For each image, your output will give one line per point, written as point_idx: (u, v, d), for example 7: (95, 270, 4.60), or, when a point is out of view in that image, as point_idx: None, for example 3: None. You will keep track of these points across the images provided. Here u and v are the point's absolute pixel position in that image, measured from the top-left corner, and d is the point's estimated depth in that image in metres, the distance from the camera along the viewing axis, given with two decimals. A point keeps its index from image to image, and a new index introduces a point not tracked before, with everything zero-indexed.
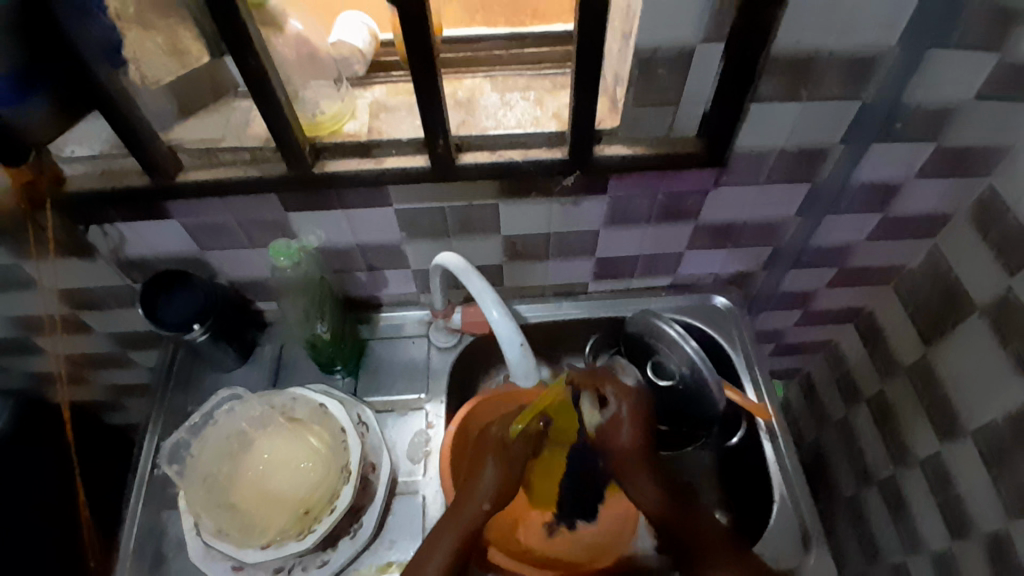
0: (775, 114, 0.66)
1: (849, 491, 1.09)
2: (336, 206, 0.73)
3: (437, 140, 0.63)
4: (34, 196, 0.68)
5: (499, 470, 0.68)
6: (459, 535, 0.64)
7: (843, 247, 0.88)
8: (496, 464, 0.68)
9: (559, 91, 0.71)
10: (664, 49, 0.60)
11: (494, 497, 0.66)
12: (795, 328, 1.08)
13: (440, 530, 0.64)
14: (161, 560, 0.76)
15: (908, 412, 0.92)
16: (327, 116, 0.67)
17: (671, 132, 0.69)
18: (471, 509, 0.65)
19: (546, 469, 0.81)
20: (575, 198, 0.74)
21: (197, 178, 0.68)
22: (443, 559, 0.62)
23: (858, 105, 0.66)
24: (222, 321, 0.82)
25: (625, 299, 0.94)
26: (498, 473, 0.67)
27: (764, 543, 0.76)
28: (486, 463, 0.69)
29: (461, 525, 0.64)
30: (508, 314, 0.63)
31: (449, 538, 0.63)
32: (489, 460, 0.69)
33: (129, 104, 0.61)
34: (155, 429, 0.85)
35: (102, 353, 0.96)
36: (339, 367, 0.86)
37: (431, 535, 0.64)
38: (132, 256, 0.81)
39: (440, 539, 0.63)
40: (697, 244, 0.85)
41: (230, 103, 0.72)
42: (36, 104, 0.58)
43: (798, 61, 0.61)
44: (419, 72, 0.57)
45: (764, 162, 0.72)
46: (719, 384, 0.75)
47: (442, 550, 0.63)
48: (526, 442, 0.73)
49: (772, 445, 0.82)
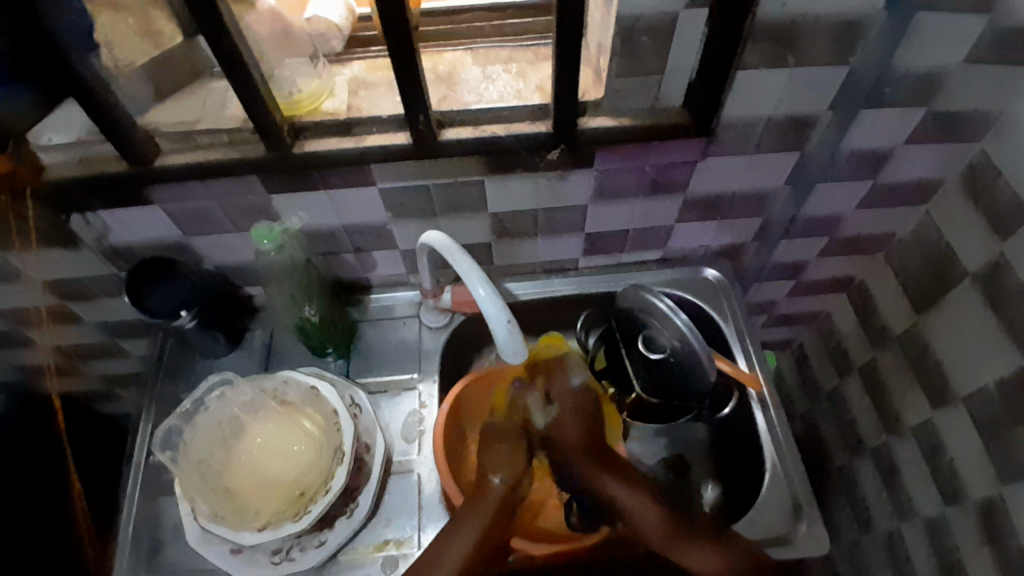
0: (761, 83, 0.65)
1: (841, 460, 1.11)
2: (320, 189, 0.72)
3: (416, 116, 0.62)
4: (13, 186, 0.67)
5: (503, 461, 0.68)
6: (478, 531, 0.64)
7: (834, 216, 0.88)
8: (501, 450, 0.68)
9: (542, 63, 0.69)
10: (646, 17, 0.58)
11: (509, 481, 0.67)
12: (786, 300, 1.08)
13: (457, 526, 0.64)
14: (160, 545, 0.77)
15: (900, 381, 0.93)
16: (305, 94, 0.66)
17: (656, 104, 0.68)
18: (488, 496, 0.66)
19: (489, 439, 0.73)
20: (561, 174, 0.73)
21: (176, 164, 0.66)
22: (457, 559, 0.63)
23: (845, 72, 0.65)
24: (211, 308, 0.81)
25: (616, 275, 0.93)
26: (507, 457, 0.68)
27: (756, 508, 0.78)
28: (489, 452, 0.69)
29: (484, 515, 0.65)
30: (495, 292, 0.62)
31: (468, 527, 0.64)
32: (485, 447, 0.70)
33: (103, 89, 0.59)
34: (149, 417, 0.85)
35: (92, 345, 0.97)
36: (331, 349, 0.86)
37: (444, 534, 0.64)
38: (117, 244, 0.80)
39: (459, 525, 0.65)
40: (686, 217, 0.84)
41: (205, 85, 0.70)
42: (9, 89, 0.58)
43: (784, 27, 0.60)
44: (395, 47, 0.55)
45: (751, 133, 0.71)
46: (709, 356, 0.75)
47: (456, 549, 0.63)
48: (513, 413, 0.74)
49: (764, 416, 0.82)
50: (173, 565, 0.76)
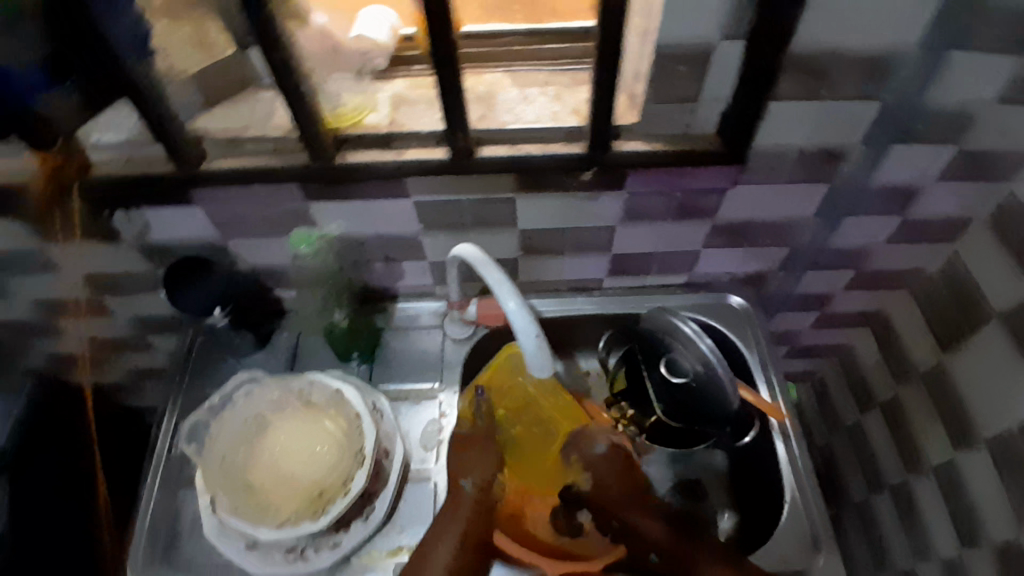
0: (794, 114, 0.66)
1: (859, 495, 1.09)
2: (356, 198, 0.74)
3: (457, 134, 0.65)
4: (61, 182, 0.70)
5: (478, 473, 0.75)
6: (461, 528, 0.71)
7: (860, 249, 0.88)
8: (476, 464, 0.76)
9: (578, 86, 0.71)
10: (683, 46, 0.60)
11: (480, 483, 0.75)
12: (809, 331, 1.08)
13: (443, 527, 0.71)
14: (178, 538, 0.78)
15: (922, 417, 0.91)
16: (348, 108, 0.69)
17: (688, 131, 0.69)
18: (464, 496, 0.73)
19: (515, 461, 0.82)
20: (593, 194, 0.74)
21: (224, 168, 0.69)
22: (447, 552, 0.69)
23: (876, 107, 0.66)
24: (243, 306, 0.84)
25: (640, 297, 0.94)
26: (481, 463, 0.77)
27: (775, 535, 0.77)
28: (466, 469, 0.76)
29: (464, 514, 0.72)
30: (525, 306, 0.63)
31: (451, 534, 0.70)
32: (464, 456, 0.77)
33: (153, 94, 0.62)
34: (174, 412, 0.87)
35: (122, 337, 1.00)
36: (356, 353, 0.88)
37: (429, 534, 0.70)
38: (157, 242, 0.82)
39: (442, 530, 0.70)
40: (713, 243, 0.85)
41: (253, 94, 0.73)
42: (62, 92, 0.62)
43: (818, 61, 0.61)
44: (438, 64, 0.57)
45: (782, 163, 0.72)
46: (733, 382, 0.74)
47: (446, 543, 0.69)
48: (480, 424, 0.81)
49: (785, 446, 0.82)
50: (190, 560, 0.77)
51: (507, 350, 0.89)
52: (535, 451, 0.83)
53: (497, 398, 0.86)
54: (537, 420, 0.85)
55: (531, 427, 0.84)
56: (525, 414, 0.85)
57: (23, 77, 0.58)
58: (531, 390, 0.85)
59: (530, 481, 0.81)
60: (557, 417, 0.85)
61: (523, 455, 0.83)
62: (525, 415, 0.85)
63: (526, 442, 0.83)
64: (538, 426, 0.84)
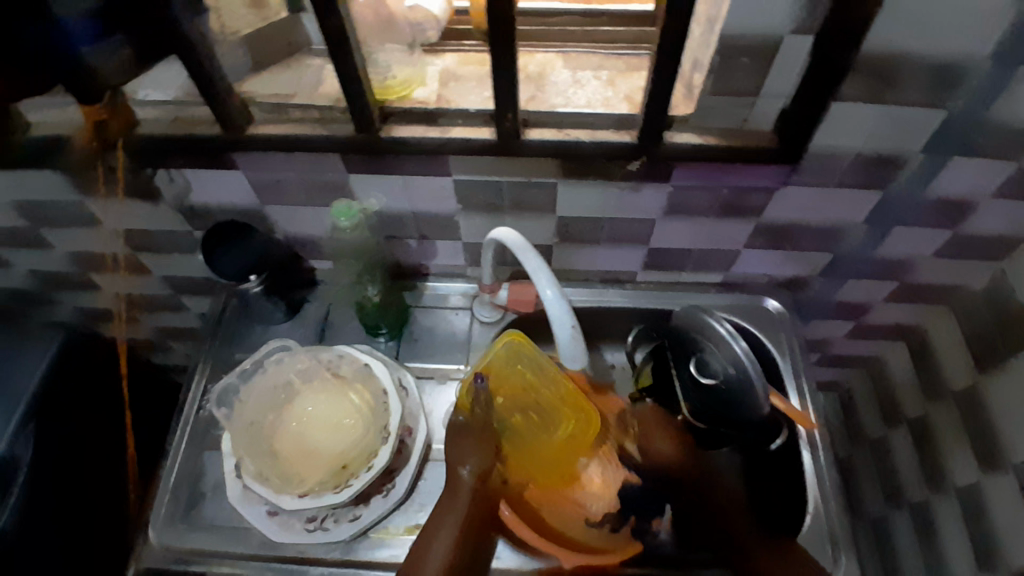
0: (856, 116, 0.63)
1: (877, 511, 1.07)
2: (396, 173, 0.73)
3: (505, 115, 0.63)
4: (105, 136, 0.71)
5: (476, 465, 0.73)
6: (458, 523, 0.70)
7: (906, 262, 0.84)
8: (472, 455, 0.74)
9: (632, 73, 0.70)
10: (750, 38, 0.58)
11: (479, 470, 0.73)
12: (842, 340, 1.05)
13: (437, 524, 0.69)
14: (199, 499, 0.79)
15: (950, 438, 0.89)
16: (397, 81, 0.68)
17: (744, 125, 0.67)
18: (462, 485, 0.72)
19: (517, 453, 0.78)
20: (636, 184, 0.72)
21: (266, 134, 0.68)
22: (444, 549, 0.68)
23: (942, 116, 0.63)
24: (275, 275, 0.85)
25: (673, 292, 0.92)
26: (479, 451, 0.74)
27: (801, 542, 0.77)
28: (465, 460, 0.74)
29: (462, 505, 0.71)
30: (562, 295, 0.61)
31: (451, 518, 0.70)
32: (465, 450, 0.74)
33: (206, 54, 0.62)
34: (203, 373, 0.88)
35: (156, 296, 1.02)
36: (383, 330, 0.87)
37: (427, 529, 0.70)
38: (196, 204, 0.82)
39: (441, 519, 0.70)
40: (754, 244, 0.83)
41: (302, 60, 0.73)
42: (107, 49, 0.61)
43: (888, 63, 0.58)
44: (494, 42, 0.56)
45: (836, 165, 0.69)
46: (765, 390, 0.72)
47: (442, 540, 0.69)
48: (479, 411, 0.76)
49: (812, 458, 0.80)
50: (209, 522, 0.78)
51: (513, 340, 0.81)
52: (534, 442, 0.78)
53: (495, 385, 0.81)
54: (540, 409, 0.80)
55: (530, 417, 0.79)
56: (525, 402, 0.80)
57: (77, 29, 0.58)
58: (531, 378, 0.81)
59: (532, 473, 0.78)
60: (560, 407, 0.79)
61: (521, 444, 0.78)
62: (525, 403, 0.80)
63: (526, 432, 0.78)
64: (538, 415, 0.79)
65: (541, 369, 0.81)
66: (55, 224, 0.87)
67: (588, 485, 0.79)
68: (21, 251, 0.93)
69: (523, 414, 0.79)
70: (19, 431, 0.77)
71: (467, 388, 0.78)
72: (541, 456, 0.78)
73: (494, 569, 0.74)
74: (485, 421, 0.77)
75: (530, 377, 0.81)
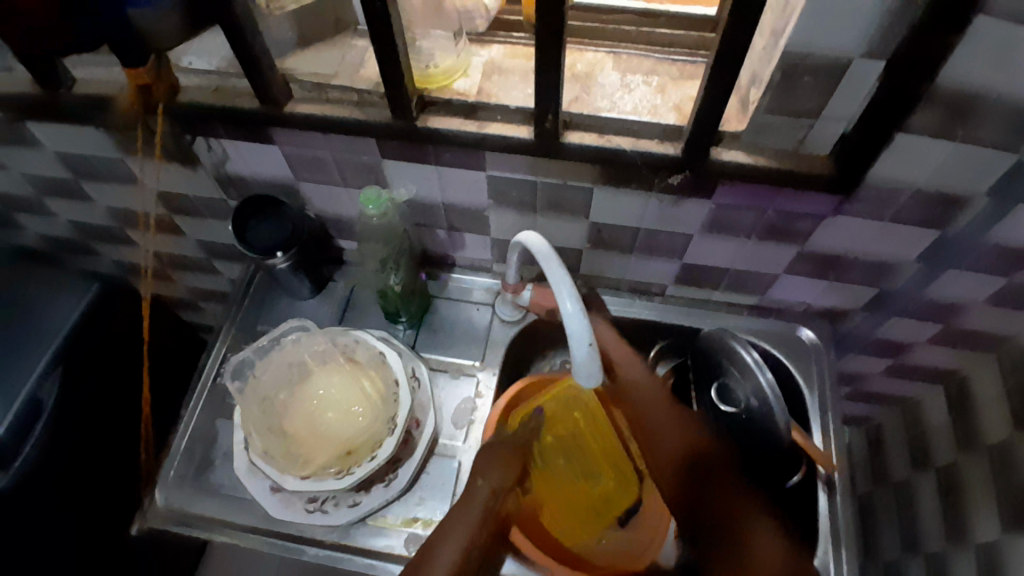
0: (920, 150, 0.59)
1: (890, 557, 1.01)
2: (431, 162, 0.71)
3: (546, 115, 0.60)
4: (147, 101, 0.71)
5: (496, 481, 0.66)
6: (469, 533, 0.61)
7: (955, 305, 0.78)
8: (493, 473, 0.67)
9: (685, 81, 0.66)
10: (816, 56, 0.54)
11: (495, 486, 0.66)
12: (879, 376, 1.00)
13: (449, 528, 0.61)
14: (209, 465, 0.81)
15: (976, 493, 0.82)
16: (439, 70, 0.66)
17: (800, 147, 0.64)
18: (477, 495, 0.64)
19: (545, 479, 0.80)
20: (677, 197, 0.69)
21: (304, 112, 0.67)
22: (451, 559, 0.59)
23: (1015, 160, 0.57)
24: (303, 251, 0.83)
25: (703, 310, 0.89)
26: (503, 466, 0.68)
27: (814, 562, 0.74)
28: (483, 474, 0.67)
29: (473, 514, 0.63)
30: (584, 309, 0.58)
31: (462, 524, 0.62)
32: (481, 470, 0.68)
33: (251, 28, 0.62)
34: (225, 340, 0.89)
35: (191, 258, 1.04)
36: (403, 317, 0.87)
37: (430, 540, 0.61)
38: (232, 173, 0.82)
39: (453, 524, 0.61)
40: (795, 270, 0.79)
41: (348, 41, 0.72)
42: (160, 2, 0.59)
43: (961, 98, 0.54)
44: (541, 40, 0.54)
45: (894, 199, 0.65)
46: (789, 423, 0.69)
47: (453, 545, 0.60)
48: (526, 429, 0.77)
49: (829, 501, 0.76)
50: (216, 487, 0.79)
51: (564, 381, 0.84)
52: (561, 474, 0.81)
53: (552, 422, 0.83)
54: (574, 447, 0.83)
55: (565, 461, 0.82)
56: (568, 442, 0.83)
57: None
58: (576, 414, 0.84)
59: (550, 497, 0.80)
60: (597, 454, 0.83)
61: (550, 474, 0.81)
62: (567, 444, 0.83)
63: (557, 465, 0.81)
64: (570, 459, 0.82)
65: (588, 411, 0.85)
66: (96, 179, 0.88)
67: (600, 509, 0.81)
68: (65, 202, 0.95)
69: (566, 458, 0.82)
70: (45, 374, 0.80)
71: (520, 414, 0.80)
72: (562, 484, 0.81)
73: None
74: (523, 443, 0.74)
75: (579, 417, 0.84)
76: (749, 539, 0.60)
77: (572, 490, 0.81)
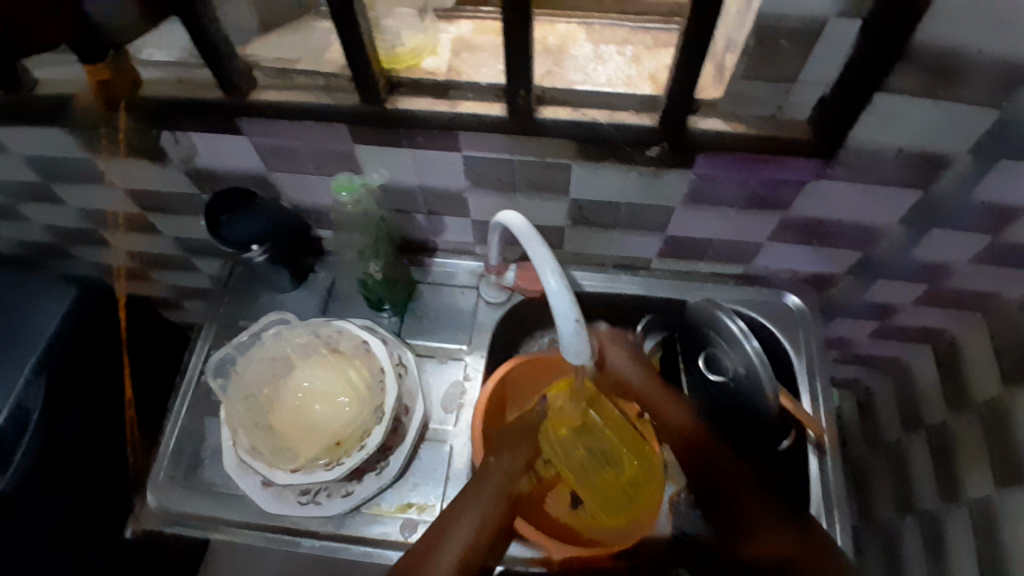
0: (902, 110, 0.58)
1: (885, 516, 1.02)
2: (405, 145, 0.69)
3: (518, 91, 0.59)
4: (110, 97, 0.69)
5: (514, 458, 0.69)
6: (482, 516, 0.64)
7: (941, 265, 0.78)
8: (508, 454, 0.70)
9: (660, 49, 0.65)
10: (791, 19, 0.53)
11: (509, 464, 0.69)
12: (867, 340, 1.00)
13: (459, 511, 0.64)
14: (199, 463, 0.80)
15: (968, 451, 0.83)
16: (406, 49, 0.64)
17: (778, 113, 0.63)
18: (495, 472, 0.67)
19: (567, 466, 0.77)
20: (658, 170, 0.68)
21: (270, 99, 0.65)
22: (461, 545, 0.62)
23: (998, 116, 0.57)
24: (282, 245, 0.81)
25: (689, 282, 0.88)
26: (515, 447, 0.71)
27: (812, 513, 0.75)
28: (498, 454, 0.70)
29: (490, 496, 0.65)
30: (567, 287, 0.57)
31: (468, 515, 0.63)
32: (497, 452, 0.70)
33: (208, 15, 0.59)
34: (207, 337, 0.87)
35: (167, 255, 1.02)
36: (388, 306, 0.85)
37: (439, 526, 0.63)
38: (202, 167, 0.80)
39: (455, 517, 0.63)
40: (780, 237, 0.78)
41: (310, 24, 0.69)
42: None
43: (941, 56, 0.53)
44: (509, 13, 0.52)
45: (876, 161, 0.64)
46: (776, 391, 0.68)
47: (464, 529, 0.62)
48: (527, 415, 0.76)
49: (819, 462, 0.77)
50: (208, 485, 0.79)
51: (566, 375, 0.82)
52: (580, 462, 0.77)
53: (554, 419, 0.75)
54: (592, 435, 0.78)
55: (585, 450, 0.78)
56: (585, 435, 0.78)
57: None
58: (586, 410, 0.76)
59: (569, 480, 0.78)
60: (615, 440, 0.79)
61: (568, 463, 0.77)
62: (586, 433, 0.78)
63: (575, 455, 0.77)
64: (587, 449, 0.78)
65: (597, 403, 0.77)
66: (63, 180, 0.86)
67: (617, 493, 0.78)
68: (34, 205, 0.93)
69: (586, 448, 0.77)
70: (32, 378, 0.78)
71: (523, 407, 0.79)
72: (580, 471, 0.78)
73: (505, 560, 0.73)
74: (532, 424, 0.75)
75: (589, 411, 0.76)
76: (749, 511, 0.65)
77: (595, 478, 0.78)
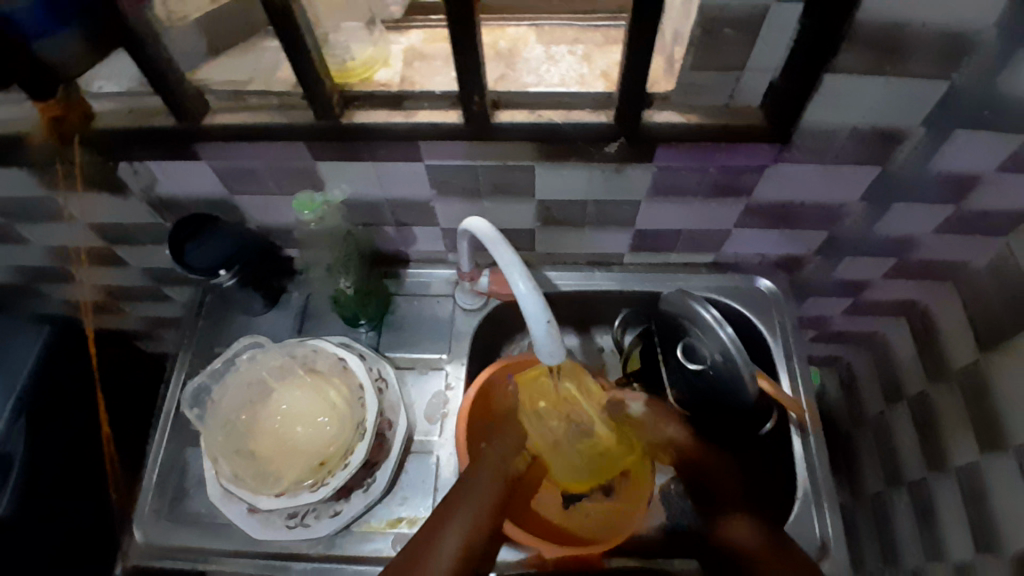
0: (853, 89, 0.59)
1: (875, 489, 1.03)
2: (366, 159, 0.69)
3: (472, 97, 0.59)
4: (62, 132, 0.67)
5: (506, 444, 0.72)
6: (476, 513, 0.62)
7: (907, 239, 0.80)
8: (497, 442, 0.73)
9: (610, 46, 0.65)
10: (734, 8, 0.53)
11: (502, 451, 0.71)
12: (842, 317, 1.01)
13: (453, 511, 0.62)
14: (184, 494, 0.79)
15: (951, 418, 0.85)
16: (358, 63, 0.64)
17: (731, 102, 0.64)
18: (488, 460, 0.69)
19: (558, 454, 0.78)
20: (620, 166, 0.68)
21: (224, 123, 0.65)
22: (458, 541, 0.59)
23: (946, 87, 0.58)
24: (250, 266, 0.81)
25: (663, 274, 0.89)
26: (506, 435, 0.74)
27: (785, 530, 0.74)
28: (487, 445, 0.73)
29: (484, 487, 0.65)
30: (535, 288, 0.57)
31: (465, 513, 0.62)
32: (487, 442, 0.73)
33: (155, 42, 0.58)
34: (183, 367, 0.86)
35: (138, 287, 1.00)
36: (364, 321, 0.85)
37: (434, 524, 0.60)
38: (163, 196, 0.79)
39: (453, 514, 0.61)
40: (746, 223, 0.79)
41: (259, 44, 0.69)
42: (63, 36, 0.55)
43: (885, 33, 0.53)
44: (456, 20, 0.52)
45: (833, 141, 0.65)
46: (754, 374, 0.68)
47: (457, 527, 0.60)
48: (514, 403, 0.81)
49: (802, 443, 0.78)
50: (195, 516, 0.78)
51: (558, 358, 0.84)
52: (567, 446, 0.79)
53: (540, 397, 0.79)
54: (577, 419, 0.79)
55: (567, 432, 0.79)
56: (566, 411, 0.79)
57: (27, 15, 0.53)
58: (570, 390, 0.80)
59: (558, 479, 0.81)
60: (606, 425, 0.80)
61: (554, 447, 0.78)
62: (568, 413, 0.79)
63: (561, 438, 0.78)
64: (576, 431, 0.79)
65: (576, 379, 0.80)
66: (22, 219, 0.84)
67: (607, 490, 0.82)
68: None
69: (571, 424, 0.79)
70: (14, 421, 0.77)
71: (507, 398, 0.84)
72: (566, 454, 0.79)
73: (499, 565, 0.73)
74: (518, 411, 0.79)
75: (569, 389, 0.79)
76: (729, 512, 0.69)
77: (591, 466, 0.80)
